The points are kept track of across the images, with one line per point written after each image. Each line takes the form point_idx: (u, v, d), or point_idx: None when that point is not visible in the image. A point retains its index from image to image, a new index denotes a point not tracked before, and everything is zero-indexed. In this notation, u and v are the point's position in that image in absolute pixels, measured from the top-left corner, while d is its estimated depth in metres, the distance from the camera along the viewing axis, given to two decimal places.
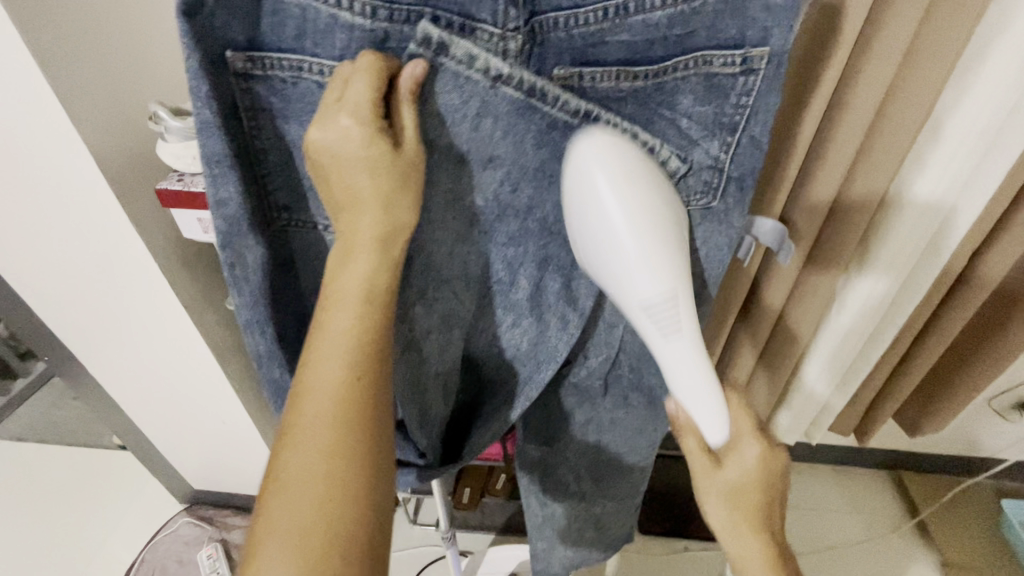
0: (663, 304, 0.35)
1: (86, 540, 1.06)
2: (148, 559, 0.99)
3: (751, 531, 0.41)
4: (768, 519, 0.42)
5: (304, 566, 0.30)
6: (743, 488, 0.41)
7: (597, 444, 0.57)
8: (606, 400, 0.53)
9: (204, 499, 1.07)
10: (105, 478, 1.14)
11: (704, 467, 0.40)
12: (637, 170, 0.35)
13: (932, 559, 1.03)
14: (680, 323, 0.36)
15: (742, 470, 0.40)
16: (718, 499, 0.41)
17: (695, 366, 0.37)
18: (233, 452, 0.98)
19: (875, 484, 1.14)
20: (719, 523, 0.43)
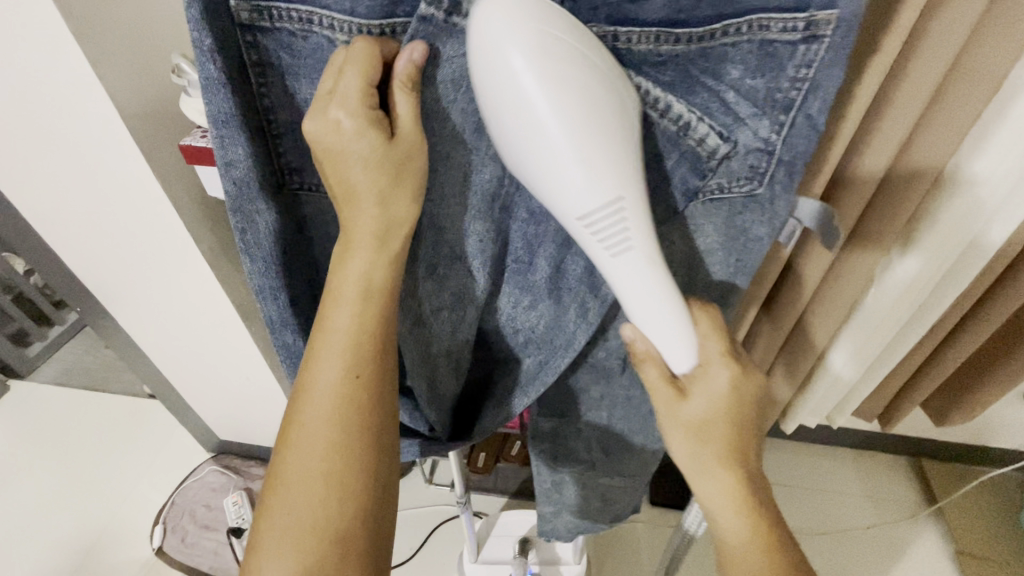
0: (607, 215, 0.32)
1: (119, 481, 1.11)
2: (178, 503, 1.04)
3: (723, 469, 0.40)
4: (741, 454, 0.41)
5: (309, 558, 0.34)
6: (713, 423, 0.40)
7: (608, 424, 0.57)
8: (624, 378, 0.52)
9: (230, 450, 1.12)
10: (136, 424, 1.19)
11: (667, 399, 0.40)
12: (558, 45, 0.30)
13: (946, 547, 1.02)
14: (628, 237, 0.34)
15: (709, 396, 0.39)
16: (683, 430, 0.40)
17: (650, 285, 0.36)
18: (257, 406, 1.01)
19: (893, 470, 1.12)
20: (686, 459, 0.42)
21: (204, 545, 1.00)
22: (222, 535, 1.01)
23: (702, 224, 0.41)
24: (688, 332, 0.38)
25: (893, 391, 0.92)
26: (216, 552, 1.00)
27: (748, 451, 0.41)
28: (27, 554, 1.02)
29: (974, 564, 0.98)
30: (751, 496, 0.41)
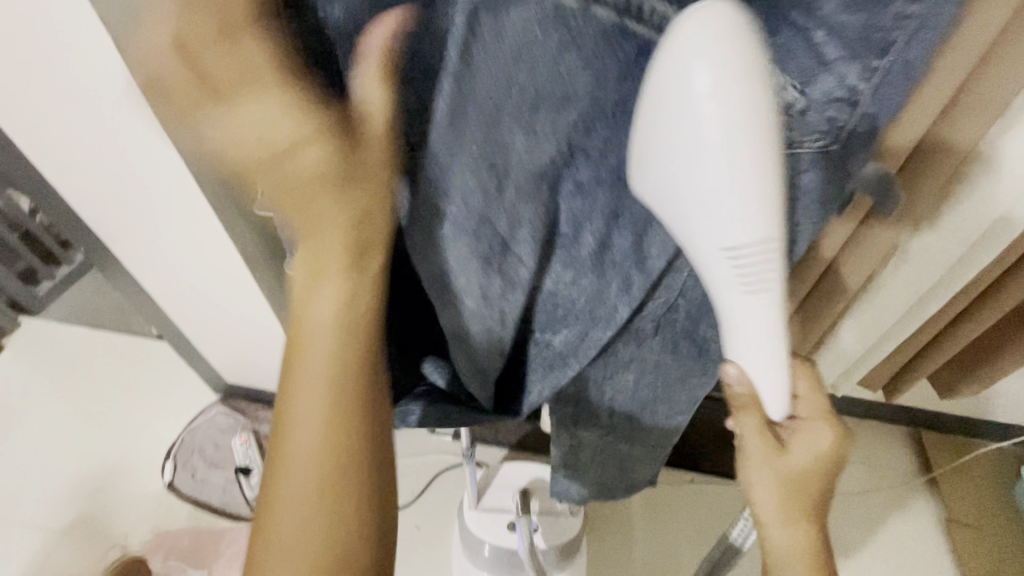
0: (749, 263, 0.29)
1: (129, 418, 1.14)
2: (187, 442, 1.07)
3: (803, 520, 0.43)
4: (820, 512, 0.44)
5: (313, 538, 0.37)
6: (807, 478, 0.43)
7: (635, 388, 0.54)
8: (653, 348, 0.49)
9: (237, 392, 1.13)
10: (145, 364, 1.21)
11: (769, 452, 0.41)
12: (747, 82, 0.25)
13: (937, 513, 1.05)
14: (768, 283, 0.30)
15: (809, 453, 0.42)
16: (773, 482, 0.43)
17: (768, 331, 0.32)
18: (263, 351, 1.01)
19: (892, 438, 1.13)
20: (770, 509, 0.43)
21: (214, 481, 1.04)
22: (231, 472, 1.05)
23: None
24: (783, 369, 0.34)
25: (904, 364, 0.91)
26: (225, 489, 1.04)
27: (829, 509, 0.44)
28: (48, 482, 1.06)
29: (963, 531, 1.01)
30: (824, 554, 0.43)
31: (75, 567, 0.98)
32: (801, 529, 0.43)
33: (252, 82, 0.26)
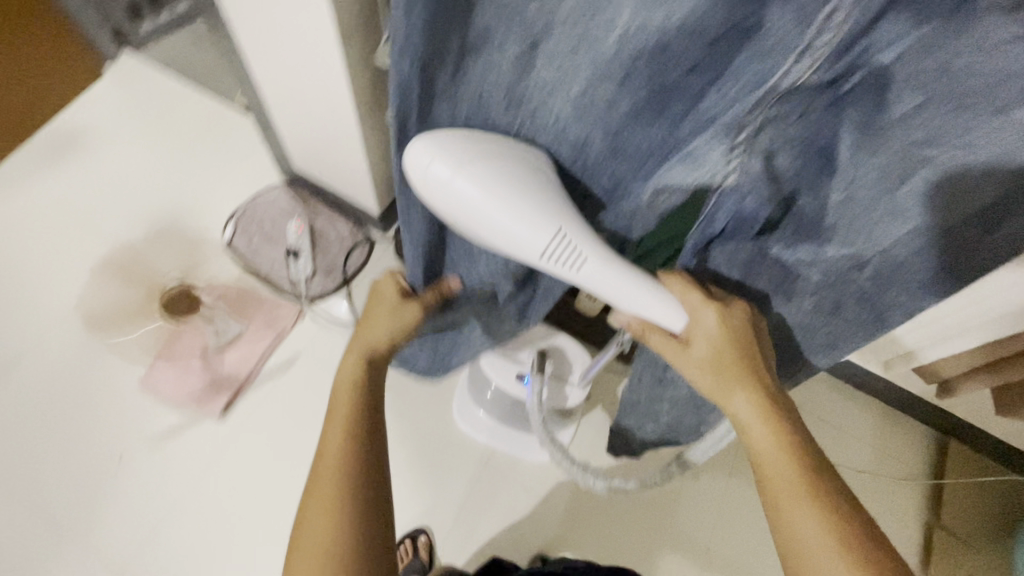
0: (560, 244, 0.41)
1: (201, 174, 1.18)
2: (248, 213, 1.11)
3: (740, 387, 0.47)
4: (755, 374, 0.47)
5: (330, 516, 0.47)
6: (712, 362, 0.48)
7: (793, 321, 0.48)
8: (798, 305, 0.47)
9: (302, 182, 1.15)
10: (225, 129, 1.24)
11: (676, 350, 0.49)
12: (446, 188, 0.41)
13: (926, 516, 1.03)
14: (580, 255, 0.42)
15: (709, 336, 0.46)
16: (701, 368, 0.48)
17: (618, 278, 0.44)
18: (334, 150, 1.00)
19: (915, 437, 1.08)
20: (709, 387, 0.49)
21: (265, 255, 1.10)
22: (282, 252, 1.10)
23: (962, 115, 0.29)
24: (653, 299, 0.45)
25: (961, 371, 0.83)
26: (274, 265, 1.09)
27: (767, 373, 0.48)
28: (122, 205, 1.14)
29: (944, 539, 1.00)
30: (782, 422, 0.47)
31: (133, 283, 1.06)
32: (740, 395, 0.47)
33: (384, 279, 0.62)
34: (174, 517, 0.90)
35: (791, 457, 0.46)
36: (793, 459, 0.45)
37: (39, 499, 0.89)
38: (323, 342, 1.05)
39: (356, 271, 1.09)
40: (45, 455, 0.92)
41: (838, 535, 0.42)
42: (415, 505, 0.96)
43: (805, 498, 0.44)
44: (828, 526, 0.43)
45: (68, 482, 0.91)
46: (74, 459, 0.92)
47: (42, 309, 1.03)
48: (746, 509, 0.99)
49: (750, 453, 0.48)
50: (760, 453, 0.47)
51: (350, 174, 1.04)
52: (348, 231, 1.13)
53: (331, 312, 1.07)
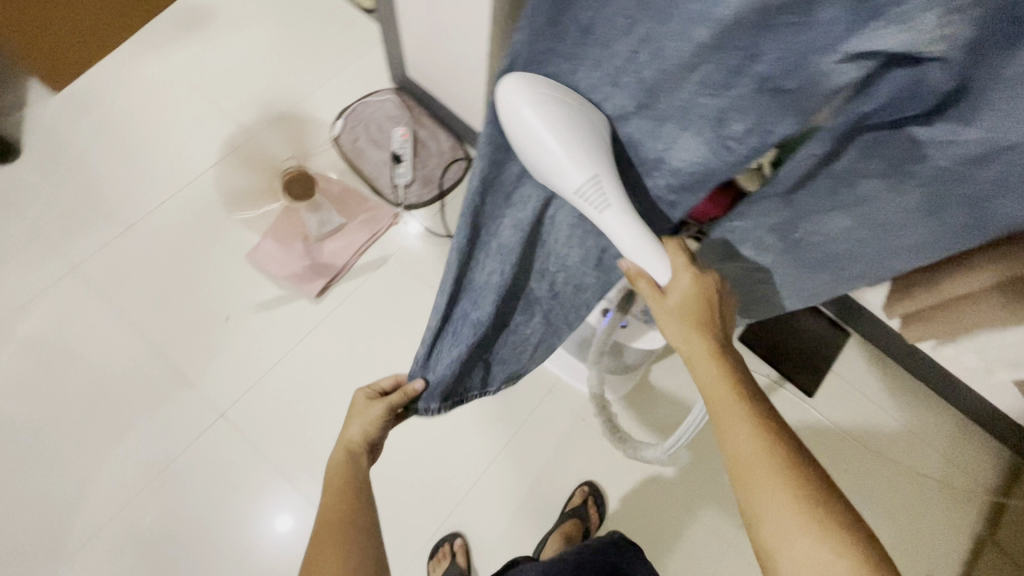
0: (591, 186, 0.42)
1: (315, 67, 1.21)
2: (358, 111, 1.15)
3: (698, 333, 0.48)
4: (709, 325, 0.49)
5: None
6: (683, 313, 0.48)
7: (859, 228, 0.44)
8: (897, 197, 0.39)
9: (411, 87, 1.16)
10: (343, 25, 1.25)
11: (654, 297, 0.49)
12: (518, 104, 0.38)
13: (978, 529, 1.00)
14: (605, 199, 0.42)
15: (683, 292, 0.48)
16: (670, 320, 0.48)
17: (629, 227, 0.44)
18: (450, 60, 0.98)
19: (985, 450, 1.04)
20: (673, 337, 0.49)
21: (368, 153, 1.13)
22: (384, 155, 1.13)
23: None
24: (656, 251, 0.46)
25: None
26: (376, 166, 1.12)
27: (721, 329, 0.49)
28: (241, 87, 1.19)
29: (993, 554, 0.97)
30: (733, 373, 0.47)
31: (249, 164, 1.13)
32: (699, 339, 0.48)
33: (354, 399, 0.61)
34: (266, 379, 0.99)
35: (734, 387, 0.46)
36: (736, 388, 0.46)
37: (155, 340, 1.00)
38: (412, 249, 1.09)
39: (452, 185, 1.12)
40: (164, 304, 1.02)
41: (772, 454, 0.43)
42: (476, 413, 1.02)
43: (747, 421, 0.44)
44: (768, 450, 0.43)
45: (180, 331, 1.01)
46: (188, 312, 1.02)
47: (170, 173, 1.11)
48: None
49: (700, 389, 0.48)
50: (705, 385, 0.47)
51: (461, 86, 1.03)
52: (448, 145, 1.14)
53: (422, 220, 1.11)
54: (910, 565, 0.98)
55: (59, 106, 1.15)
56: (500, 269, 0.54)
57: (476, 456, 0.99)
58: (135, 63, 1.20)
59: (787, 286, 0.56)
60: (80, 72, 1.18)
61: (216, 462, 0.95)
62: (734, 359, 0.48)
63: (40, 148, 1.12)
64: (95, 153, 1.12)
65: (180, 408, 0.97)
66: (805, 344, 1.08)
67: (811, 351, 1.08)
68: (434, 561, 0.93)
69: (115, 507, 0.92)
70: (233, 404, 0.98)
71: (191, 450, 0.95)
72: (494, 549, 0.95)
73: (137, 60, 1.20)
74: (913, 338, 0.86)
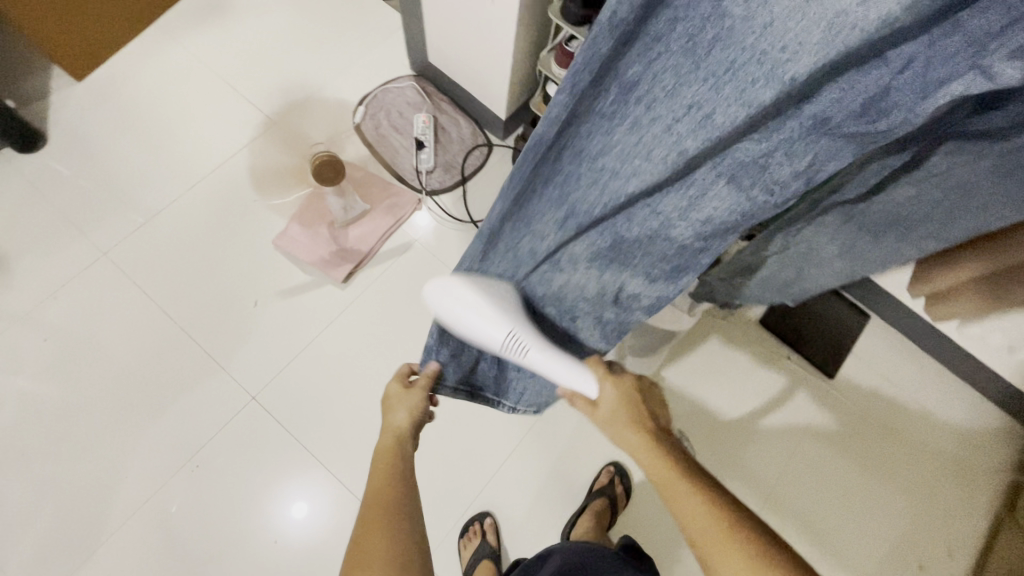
0: (511, 340, 0.48)
1: (334, 54, 1.21)
2: (379, 99, 1.16)
3: (631, 429, 0.50)
4: (641, 420, 0.50)
5: None
6: (615, 414, 0.50)
7: (927, 197, 0.47)
8: (973, 163, 0.40)
9: (430, 74, 1.16)
10: (360, 13, 1.25)
11: (585, 406, 0.52)
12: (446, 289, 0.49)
13: (997, 507, 1.02)
14: (526, 347, 0.48)
15: (613, 397, 0.51)
16: (607, 422, 0.51)
17: (555, 359, 0.50)
18: (472, 45, 0.98)
19: (1003, 431, 1.05)
20: (614, 437, 0.50)
21: (390, 140, 1.14)
22: (406, 141, 1.14)
23: None
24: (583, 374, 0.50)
25: None
26: (398, 152, 1.14)
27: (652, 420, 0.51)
28: (260, 75, 1.19)
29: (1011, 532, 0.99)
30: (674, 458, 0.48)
31: (274, 152, 1.13)
32: (633, 436, 0.50)
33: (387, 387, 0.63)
34: (296, 363, 1.01)
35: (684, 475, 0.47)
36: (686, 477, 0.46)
37: (185, 326, 1.01)
38: (437, 235, 1.10)
39: (473, 171, 1.13)
40: (193, 289, 1.04)
41: (730, 534, 0.44)
42: None
43: (702, 507, 0.45)
44: (722, 524, 0.44)
45: (208, 317, 1.02)
46: (217, 297, 1.03)
47: (194, 162, 1.12)
48: (802, 443, 1.05)
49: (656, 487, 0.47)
50: (659, 482, 0.47)
51: (482, 71, 1.03)
52: (469, 132, 1.15)
53: (444, 206, 1.11)
54: (927, 540, 1.00)
55: (83, 95, 1.16)
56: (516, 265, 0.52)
57: (502, 438, 1.01)
58: (155, 51, 1.20)
59: (850, 248, 0.58)
60: (101, 62, 1.18)
61: (247, 445, 0.96)
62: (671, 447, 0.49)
63: (64, 138, 1.12)
64: (117, 142, 1.13)
65: (212, 393, 0.98)
66: (824, 328, 1.09)
67: (832, 333, 1.09)
68: (465, 539, 0.95)
69: (152, 487, 0.94)
70: (265, 387, 0.99)
71: (222, 435, 0.96)
72: (522, 528, 0.97)
73: (155, 50, 1.20)
74: (938, 318, 0.87)
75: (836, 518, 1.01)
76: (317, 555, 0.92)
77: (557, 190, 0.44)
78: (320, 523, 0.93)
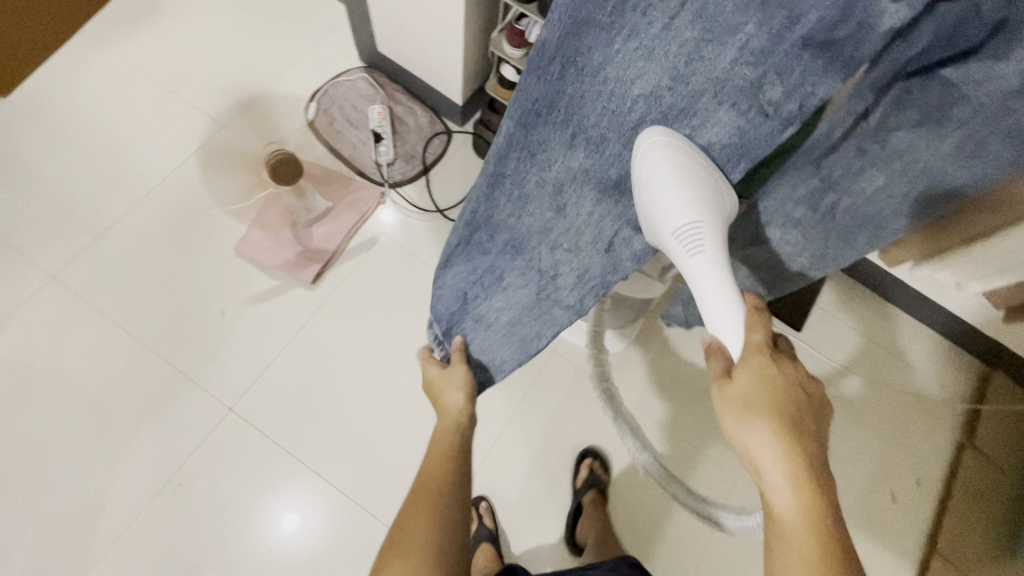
0: (690, 230, 0.44)
1: (278, 50, 1.17)
2: (330, 94, 1.13)
3: (771, 431, 0.42)
4: (790, 423, 0.43)
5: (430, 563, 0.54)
6: (748, 406, 0.44)
7: (883, 190, 0.46)
8: (938, 141, 0.40)
9: (381, 64, 1.14)
10: (303, 6, 1.21)
11: (718, 372, 0.47)
12: (648, 144, 0.43)
13: (958, 435, 1.08)
14: (701, 248, 0.44)
15: (751, 384, 0.44)
16: (733, 408, 0.44)
17: (714, 285, 0.45)
18: (420, 32, 0.97)
19: (962, 365, 1.12)
20: (734, 427, 0.44)
21: (346, 135, 1.12)
22: (362, 135, 1.12)
23: None
24: (735, 317, 0.45)
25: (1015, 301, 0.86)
26: (355, 146, 1.11)
27: (802, 425, 0.43)
28: (202, 76, 1.14)
29: (971, 455, 1.06)
30: (808, 473, 0.41)
31: (225, 156, 1.09)
32: (764, 436, 0.42)
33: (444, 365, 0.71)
34: (271, 369, 0.98)
35: (820, 535, 0.40)
36: (821, 539, 0.40)
37: (148, 342, 0.98)
38: (404, 227, 1.08)
39: (435, 160, 1.12)
40: (154, 304, 1.00)
41: None
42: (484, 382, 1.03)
43: None
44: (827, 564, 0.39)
45: (174, 331, 0.99)
46: (181, 310, 1.00)
47: (141, 171, 1.07)
48: None
49: (768, 500, 0.42)
50: (785, 521, 0.41)
51: (433, 58, 1.02)
52: (426, 120, 1.13)
53: (409, 198, 1.10)
54: (902, 471, 1.06)
55: (7, 110, 1.09)
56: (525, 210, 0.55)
57: (490, 422, 1.02)
58: (85, 58, 1.14)
59: (824, 250, 0.56)
60: (26, 74, 1.11)
61: (228, 456, 0.94)
62: (815, 459, 0.42)
63: None
64: (55, 157, 1.07)
65: (187, 409, 0.95)
66: None
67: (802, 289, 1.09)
68: None
69: (130, 511, 0.90)
70: (240, 397, 0.96)
71: (202, 449, 0.94)
72: (516, 507, 0.98)
73: (86, 57, 1.14)
74: (891, 263, 0.91)
75: (833, 475, 1.05)
76: (312, 560, 0.91)
77: (560, 114, 0.46)
78: (310, 527, 0.92)
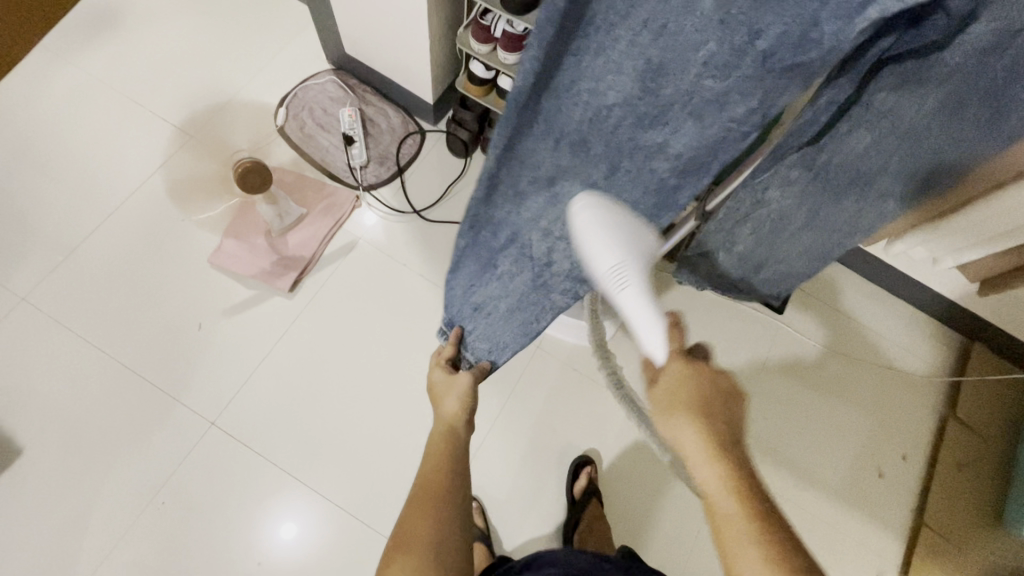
0: (617, 271, 0.44)
1: (245, 55, 1.15)
2: (299, 98, 1.12)
3: (686, 420, 0.45)
4: (703, 409, 0.45)
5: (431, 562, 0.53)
6: (664, 399, 0.47)
7: (867, 149, 0.49)
8: (920, 99, 0.42)
9: (349, 65, 1.13)
10: (268, 10, 1.19)
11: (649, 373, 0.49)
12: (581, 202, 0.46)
13: (941, 408, 1.09)
14: (626, 284, 0.45)
15: (670, 382, 0.47)
16: (654, 404, 0.48)
17: (642, 313, 0.46)
18: (385, 31, 0.96)
19: (945, 338, 1.14)
20: (659, 418, 0.47)
21: (317, 139, 1.10)
22: (334, 139, 1.11)
23: None
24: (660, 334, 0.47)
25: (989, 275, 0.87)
26: (327, 150, 1.10)
27: (717, 412, 0.46)
28: (168, 85, 1.12)
29: (955, 428, 1.06)
30: (724, 448, 0.43)
31: (195, 166, 1.07)
32: (679, 421, 0.45)
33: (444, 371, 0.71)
34: (253, 379, 0.97)
35: (742, 501, 0.41)
36: (746, 504, 0.41)
37: (126, 358, 0.96)
38: (380, 229, 1.07)
39: (409, 161, 1.11)
40: (130, 319, 0.98)
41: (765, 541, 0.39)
42: None
43: (756, 552, 0.39)
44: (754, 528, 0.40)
45: (152, 345, 0.97)
46: (157, 325, 0.98)
47: (110, 184, 1.05)
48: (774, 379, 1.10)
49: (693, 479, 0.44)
50: (710, 495, 0.42)
51: (400, 57, 1.01)
52: (398, 121, 1.12)
53: (384, 199, 1.09)
54: (887, 448, 1.07)
55: None
56: (516, 209, 0.55)
57: (478, 420, 1.01)
58: (47, 71, 1.11)
59: (817, 212, 0.59)
60: None
61: (212, 468, 0.93)
62: (730, 439, 0.44)
63: None
64: (20, 173, 1.04)
65: (169, 423, 0.94)
66: None
67: None
68: None
69: (115, 534, 0.89)
70: (222, 410, 0.95)
71: (187, 463, 0.93)
72: (507, 503, 0.98)
73: (48, 70, 1.11)
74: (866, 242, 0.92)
75: (811, 453, 1.06)
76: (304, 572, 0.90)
77: (542, 124, 0.45)
78: (300, 534, 0.91)
